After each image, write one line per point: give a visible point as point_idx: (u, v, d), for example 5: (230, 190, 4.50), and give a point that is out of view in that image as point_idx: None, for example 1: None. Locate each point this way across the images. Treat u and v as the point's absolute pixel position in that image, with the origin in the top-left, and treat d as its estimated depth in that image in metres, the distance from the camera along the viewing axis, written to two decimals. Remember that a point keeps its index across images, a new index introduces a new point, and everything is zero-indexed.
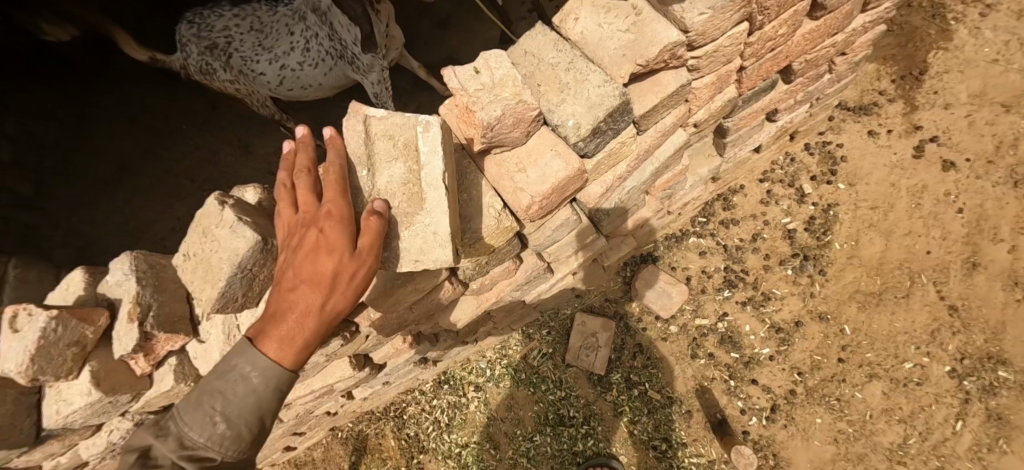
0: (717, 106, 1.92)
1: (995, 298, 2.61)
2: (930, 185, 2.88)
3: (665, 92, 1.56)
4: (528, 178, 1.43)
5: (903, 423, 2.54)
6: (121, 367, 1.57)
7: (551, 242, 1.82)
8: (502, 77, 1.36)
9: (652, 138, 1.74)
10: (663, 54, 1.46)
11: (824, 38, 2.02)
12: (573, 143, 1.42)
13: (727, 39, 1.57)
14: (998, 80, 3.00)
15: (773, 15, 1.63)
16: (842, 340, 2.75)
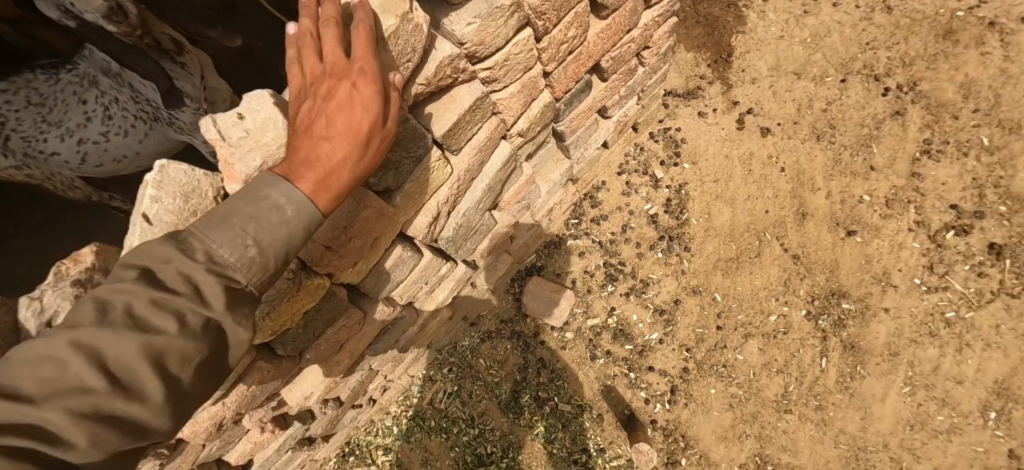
0: (535, 113, 1.96)
1: (825, 240, 2.90)
2: (756, 152, 3.18)
3: (461, 107, 1.57)
4: (319, 227, 1.35)
5: (781, 373, 2.74)
6: None
7: (393, 282, 1.82)
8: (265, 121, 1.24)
9: (470, 155, 1.75)
10: (445, 69, 1.45)
11: (620, 35, 2.14)
12: (365, 181, 1.40)
13: (514, 46, 1.63)
14: (789, 53, 3.32)
15: (554, 19, 1.69)
16: (716, 307, 2.92)
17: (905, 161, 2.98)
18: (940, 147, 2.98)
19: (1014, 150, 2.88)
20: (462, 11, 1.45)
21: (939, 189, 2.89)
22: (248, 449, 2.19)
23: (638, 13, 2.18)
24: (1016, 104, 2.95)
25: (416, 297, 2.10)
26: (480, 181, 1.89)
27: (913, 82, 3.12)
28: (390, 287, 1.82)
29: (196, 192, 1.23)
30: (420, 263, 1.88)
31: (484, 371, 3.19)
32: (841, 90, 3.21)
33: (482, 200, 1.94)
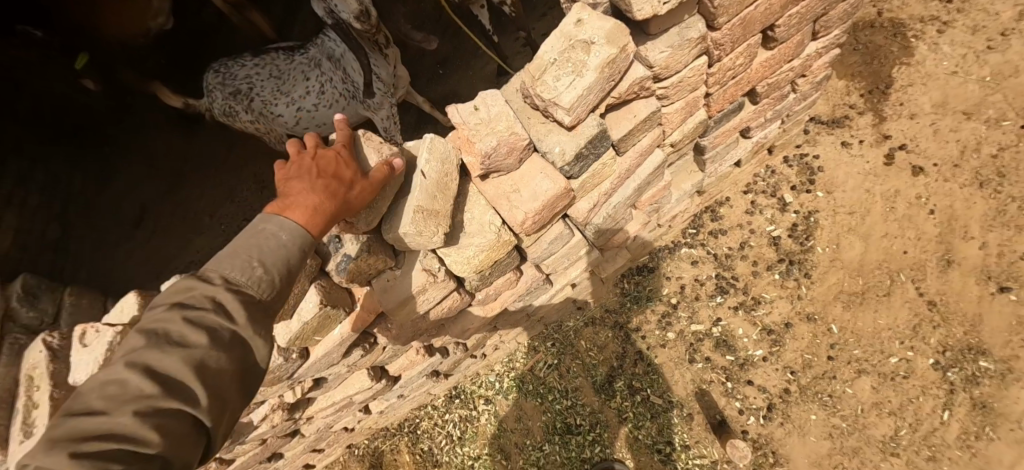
0: (689, 128, 2.68)
1: (969, 292, 2.76)
2: (902, 190, 3.03)
3: (638, 117, 2.36)
4: (521, 197, 2.25)
5: (893, 415, 2.68)
6: None
7: (550, 252, 2.67)
8: (496, 113, 2.16)
9: (631, 159, 2.55)
10: (634, 85, 2.25)
11: (781, 65, 2.68)
12: (560, 166, 2.26)
13: (689, 71, 2.35)
14: (958, 90, 3.11)
15: (729, 51, 2.38)
16: (830, 338, 2.91)
17: None
18: None
19: None
20: (656, 42, 2.19)
21: None
22: (404, 364, 3.10)
23: (805, 46, 2.66)
24: None
25: (556, 269, 2.90)
26: (629, 187, 2.68)
27: None
28: (546, 256, 2.68)
29: (448, 160, 2.15)
30: (571, 241, 2.71)
31: (582, 351, 3.46)
32: (1018, 137, 2.94)
33: (626, 204, 2.73)
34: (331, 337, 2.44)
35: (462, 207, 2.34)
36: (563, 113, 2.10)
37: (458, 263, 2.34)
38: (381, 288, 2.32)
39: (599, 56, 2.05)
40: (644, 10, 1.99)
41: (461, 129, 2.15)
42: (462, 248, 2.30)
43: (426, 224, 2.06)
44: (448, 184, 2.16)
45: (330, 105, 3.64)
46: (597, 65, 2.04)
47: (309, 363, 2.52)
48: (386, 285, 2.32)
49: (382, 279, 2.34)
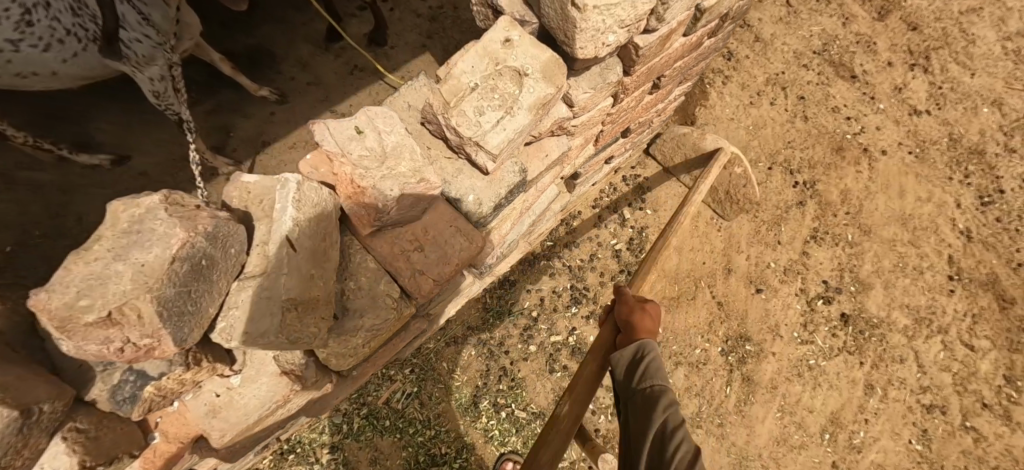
0: (578, 161, 2.46)
1: (741, 292, 3.63)
2: (703, 210, 3.79)
3: (549, 158, 1.92)
4: (426, 257, 1.55)
5: (698, 397, 3.38)
6: None
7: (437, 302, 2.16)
8: (393, 143, 1.54)
9: (532, 196, 2.20)
10: (553, 126, 1.81)
11: (655, 105, 2.66)
12: (475, 219, 1.65)
13: (596, 111, 2.02)
14: (735, 133, 4.04)
15: (629, 92, 2.15)
16: (657, 337, 3.47)
17: (799, 241, 3.79)
18: (822, 235, 3.83)
19: (866, 246, 3.85)
20: (579, 79, 1.80)
21: (817, 267, 3.75)
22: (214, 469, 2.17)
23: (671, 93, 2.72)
24: (871, 214, 3.95)
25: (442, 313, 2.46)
26: (523, 221, 2.37)
27: (813, 181, 3.96)
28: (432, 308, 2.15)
29: (325, 214, 1.47)
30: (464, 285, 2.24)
31: (447, 377, 3.32)
32: (766, 175, 3.93)
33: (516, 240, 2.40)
34: None
35: (342, 274, 1.58)
36: (486, 158, 1.52)
37: (335, 357, 1.56)
38: (205, 410, 1.61)
39: (533, 91, 1.51)
40: (587, 49, 1.55)
41: (339, 161, 1.49)
42: (348, 336, 1.52)
43: (301, 322, 1.39)
44: (327, 252, 1.50)
45: (39, 45, 2.58)
46: (530, 104, 1.51)
47: None
48: (213, 403, 1.62)
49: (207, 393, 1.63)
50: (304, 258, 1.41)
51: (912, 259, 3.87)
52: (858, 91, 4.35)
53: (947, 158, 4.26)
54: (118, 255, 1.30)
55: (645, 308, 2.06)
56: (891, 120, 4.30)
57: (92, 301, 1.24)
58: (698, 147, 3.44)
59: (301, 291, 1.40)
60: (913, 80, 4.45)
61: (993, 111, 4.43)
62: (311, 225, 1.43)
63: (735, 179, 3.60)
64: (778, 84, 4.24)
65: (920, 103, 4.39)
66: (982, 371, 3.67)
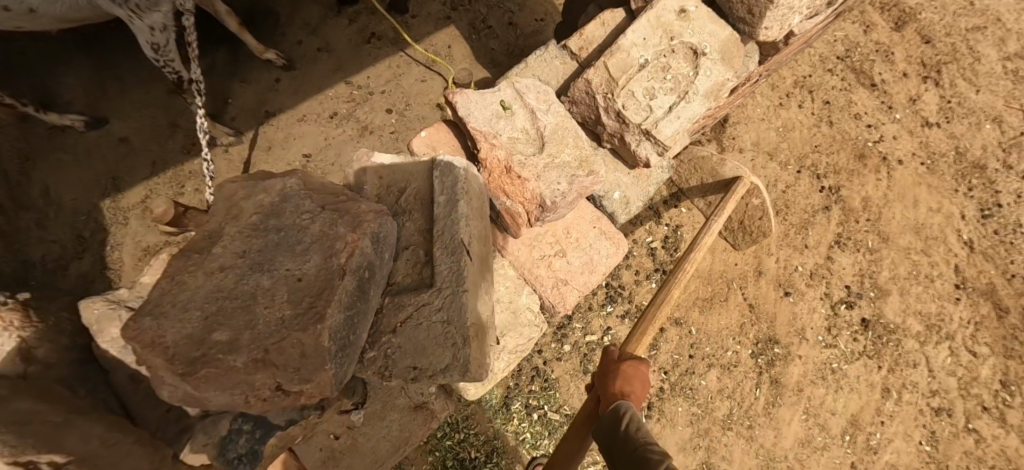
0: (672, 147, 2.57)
1: (770, 294, 3.59)
2: None
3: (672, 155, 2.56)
4: (571, 257, 2.32)
5: (729, 399, 3.31)
6: None
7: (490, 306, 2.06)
8: (552, 133, 2.14)
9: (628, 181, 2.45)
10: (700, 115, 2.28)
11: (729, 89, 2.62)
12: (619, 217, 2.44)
13: (713, 81, 2.21)
14: (765, 134, 4.00)
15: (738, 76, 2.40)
16: (691, 338, 3.38)
17: (825, 245, 3.81)
18: (845, 240, 3.86)
19: (884, 253, 3.90)
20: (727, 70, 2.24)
21: (840, 272, 3.77)
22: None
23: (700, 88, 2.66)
24: (889, 221, 4.01)
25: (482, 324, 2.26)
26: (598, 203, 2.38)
27: (837, 186, 3.99)
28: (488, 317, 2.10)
29: (483, 211, 2.01)
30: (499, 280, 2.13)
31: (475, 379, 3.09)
32: (794, 178, 3.92)
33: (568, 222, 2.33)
34: None
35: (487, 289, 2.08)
36: (655, 145, 2.19)
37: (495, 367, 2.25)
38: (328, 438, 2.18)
39: (711, 77, 2.20)
40: (773, 28, 2.21)
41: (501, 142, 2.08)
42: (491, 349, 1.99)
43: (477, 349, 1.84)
44: (485, 257, 2.05)
45: None
46: (707, 86, 2.20)
47: None
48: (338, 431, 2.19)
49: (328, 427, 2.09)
50: (474, 266, 1.90)
51: (925, 267, 3.95)
52: (877, 99, 4.41)
53: (954, 171, 4.39)
54: (263, 269, 1.61)
55: (620, 366, 2.16)
56: (905, 130, 4.40)
57: (240, 334, 1.51)
58: (716, 173, 3.09)
59: (473, 296, 1.86)
60: (925, 93, 4.56)
61: (994, 127, 4.58)
62: (478, 221, 1.97)
63: (750, 210, 3.27)
64: (805, 87, 4.24)
65: (931, 116, 4.51)
66: (982, 376, 3.76)
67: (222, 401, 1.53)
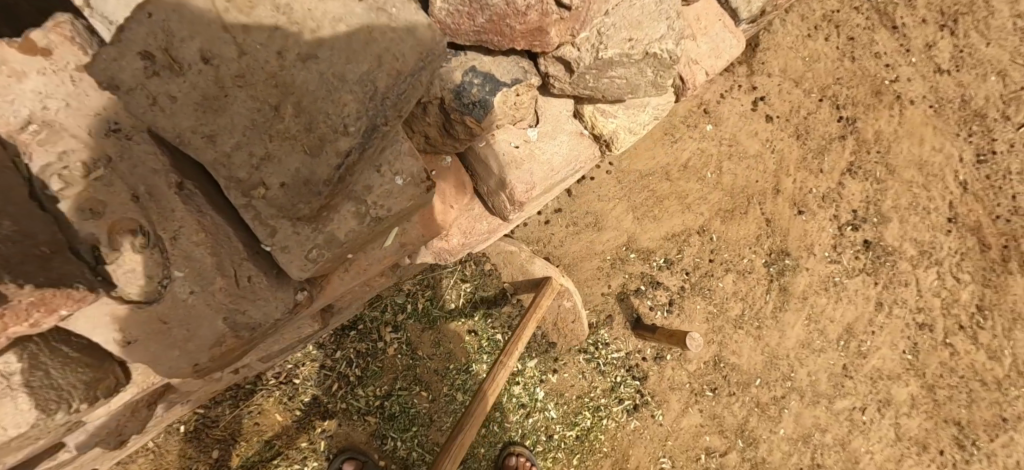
0: None
1: (786, 212, 3.78)
2: (760, 132, 3.85)
3: None
4: None
5: (742, 301, 3.57)
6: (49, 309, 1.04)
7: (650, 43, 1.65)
8: None
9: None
10: None
11: None
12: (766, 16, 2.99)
13: None
14: (792, 62, 4.03)
15: None
16: (711, 244, 3.57)
17: (838, 172, 3.99)
18: (857, 169, 4.05)
19: (889, 184, 4.11)
20: None
21: (849, 197, 3.97)
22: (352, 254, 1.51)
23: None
24: (897, 155, 4.18)
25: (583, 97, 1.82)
26: None
27: (854, 118, 4.10)
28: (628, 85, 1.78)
29: None
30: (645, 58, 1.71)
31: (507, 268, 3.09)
32: (816, 106, 4.03)
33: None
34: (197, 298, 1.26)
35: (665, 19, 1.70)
36: None
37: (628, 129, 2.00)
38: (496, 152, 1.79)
39: None
40: None
41: None
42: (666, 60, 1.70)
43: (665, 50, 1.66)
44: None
45: None
46: None
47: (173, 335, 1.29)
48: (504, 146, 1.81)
49: (504, 143, 1.80)
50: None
51: (924, 199, 4.19)
52: (896, 42, 4.27)
53: (958, 116, 4.31)
54: None
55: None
56: (918, 75, 4.30)
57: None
58: (525, 270, 2.87)
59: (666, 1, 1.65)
60: (940, 42, 4.32)
61: (997, 81, 4.34)
62: None
63: (564, 311, 3.03)
64: (833, 21, 4.14)
65: (944, 62, 4.32)
66: (962, 299, 4.08)
67: (498, 12, 1.34)
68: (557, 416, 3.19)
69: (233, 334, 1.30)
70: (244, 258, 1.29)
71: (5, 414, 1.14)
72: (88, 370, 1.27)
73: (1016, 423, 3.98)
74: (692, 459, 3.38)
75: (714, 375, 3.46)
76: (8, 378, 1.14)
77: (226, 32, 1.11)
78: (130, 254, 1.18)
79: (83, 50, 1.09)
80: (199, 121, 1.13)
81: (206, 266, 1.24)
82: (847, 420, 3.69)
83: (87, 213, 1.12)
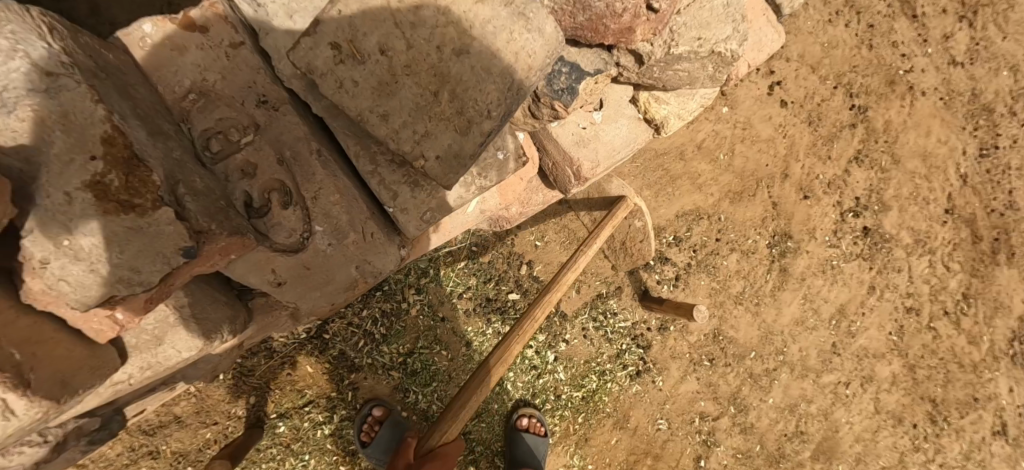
0: None
1: (792, 197, 3.91)
2: (774, 116, 3.93)
3: None
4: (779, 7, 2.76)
5: (743, 279, 3.74)
6: (215, 257, 1.31)
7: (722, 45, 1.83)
8: None
9: None
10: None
11: None
12: None
13: None
14: (809, 48, 4.07)
15: None
16: (719, 224, 3.70)
17: (845, 159, 4.09)
18: (864, 157, 4.16)
19: (893, 174, 4.22)
20: None
21: (854, 184, 4.10)
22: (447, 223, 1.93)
23: None
24: (903, 144, 4.28)
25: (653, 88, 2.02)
26: None
27: (865, 107, 4.18)
28: (695, 78, 1.97)
29: None
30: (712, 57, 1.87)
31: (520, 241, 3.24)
32: (830, 93, 4.10)
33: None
34: (325, 248, 1.58)
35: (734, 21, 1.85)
36: None
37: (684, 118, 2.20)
38: (570, 132, 2.04)
39: None
40: None
41: None
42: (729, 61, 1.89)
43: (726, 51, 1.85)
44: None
45: None
46: None
47: (307, 279, 1.60)
48: (575, 129, 2.06)
49: (573, 125, 2.05)
50: None
51: (924, 190, 4.32)
52: (914, 32, 4.29)
53: (965, 110, 4.39)
54: None
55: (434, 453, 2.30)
56: (932, 67, 4.34)
57: None
58: (602, 190, 2.90)
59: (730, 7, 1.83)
60: (959, 33, 4.34)
61: (1009, 76, 4.39)
62: None
63: (633, 232, 3.07)
64: (855, 7, 4.14)
65: (960, 54, 4.36)
66: (949, 287, 4.28)
67: (597, 14, 1.54)
68: (564, 379, 3.38)
69: (363, 279, 1.65)
70: (367, 217, 1.62)
71: (178, 340, 1.41)
72: (227, 308, 1.57)
73: (986, 402, 4.26)
74: (687, 422, 3.61)
75: (712, 347, 3.67)
76: (180, 311, 1.41)
77: (397, 29, 1.42)
78: (279, 212, 1.53)
79: (233, 30, 1.49)
80: (375, 102, 1.47)
81: (341, 220, 1.58)
82: (831, 393, 3.93)
83: (241, 174, 1.51)
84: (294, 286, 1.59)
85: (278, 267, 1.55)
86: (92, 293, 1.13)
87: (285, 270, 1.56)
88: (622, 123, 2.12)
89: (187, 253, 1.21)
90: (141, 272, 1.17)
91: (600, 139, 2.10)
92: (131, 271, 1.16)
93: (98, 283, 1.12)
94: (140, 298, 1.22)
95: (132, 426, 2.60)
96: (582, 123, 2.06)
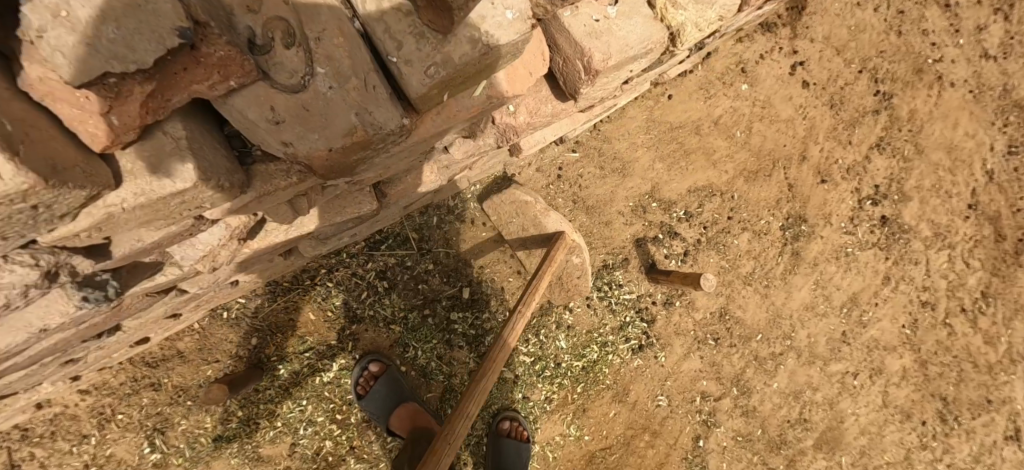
0: None
1: (809, 181, 3.83)
2: (794, 97, 3.84)
3: None
4: None
5: (754, 260, 3.67)
6: (212, 73, 1.15)
7: None
8: None
9: None
10: None
11: None
12: None
13: None
14: (836, 30, 3.94)
15: None
16: (731, 203, 3.64)
17: (866, 146, 3.99)
18: (886, 145, 4.04)
19: (916, 164, 4.10)
20: None
21: (874, 172, 3.99)
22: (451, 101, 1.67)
23: None
24: (929, 135, 4.14)
25: None
26: None
27: (891, 94, 4.05)
28: None
29: None
30: None
31: None
32: (855, 77, 3.99)
33: None
34: (324, 94, 1.34)
35: None
36: None
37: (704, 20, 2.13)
38: (579, 23, 1.86)
39: None
40: None
41: None
42: None
43: None
44: None
45: None
46: None
47: (306, 128, 1.36)
48: (585, 21, 1.88)
49: (585, 16, 1.87)
50: None
51: (947, 183, 4.19)
52: (947, 21, 4.15)
53: (996, 105, 4.25)
54: None
55: None
56: (963, 57, 4.20)
57: None
58: (540, 223, 2.87)
59: None
60: (993, 24, 4.21)
61: None
62: None
63: (572, 267, 3.10)
64: None
65: (993, 46, 4.23)
66: (968, 284, 4.16)
67: None
68: (566, 346, 3.35)
69: (362, 129, 1.37)
70: (370, 68, 1.37)
71: (173, 167, 1.24)
72: (226, 159, 1.38)
73: (999, 405, 4.15)
74: (687, 400, 3.56)
75: (718, 325, 3.61)
76: (178, 141, 1.24)
77: None
78: (280, 51, 1.28)
79: None
80: None
81: (343, 65, 1.33)
82: (838, 382, 3.85)
83: (246, 9, 1.24)
84: (290, 136, 1.37)
85: (275, 111, 1.33)
86: (86, 69, 0.99)
87: (282, 117, 1.34)
88: (636, 23, 1.96)
89: (183, 37, 1.03)
90: (137, 51, 1.00)
91: (612, 34, 1.91)
92: (127, 49, 1.00)
93: (90, 56, 0.98)
94: (136, 98, 1.07)
95: (135, 357, 2.66)
96: (594, 15, 1.89)
